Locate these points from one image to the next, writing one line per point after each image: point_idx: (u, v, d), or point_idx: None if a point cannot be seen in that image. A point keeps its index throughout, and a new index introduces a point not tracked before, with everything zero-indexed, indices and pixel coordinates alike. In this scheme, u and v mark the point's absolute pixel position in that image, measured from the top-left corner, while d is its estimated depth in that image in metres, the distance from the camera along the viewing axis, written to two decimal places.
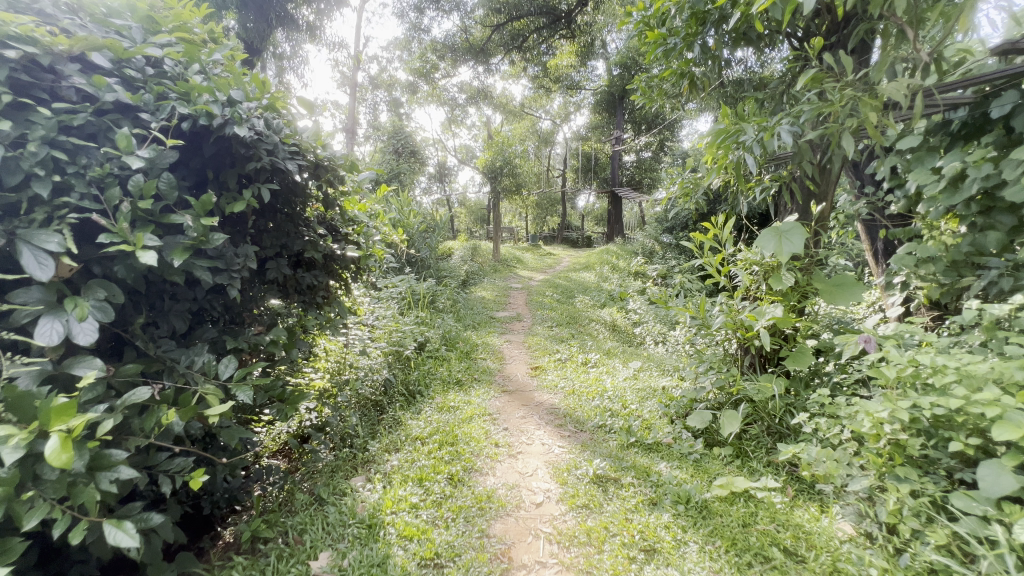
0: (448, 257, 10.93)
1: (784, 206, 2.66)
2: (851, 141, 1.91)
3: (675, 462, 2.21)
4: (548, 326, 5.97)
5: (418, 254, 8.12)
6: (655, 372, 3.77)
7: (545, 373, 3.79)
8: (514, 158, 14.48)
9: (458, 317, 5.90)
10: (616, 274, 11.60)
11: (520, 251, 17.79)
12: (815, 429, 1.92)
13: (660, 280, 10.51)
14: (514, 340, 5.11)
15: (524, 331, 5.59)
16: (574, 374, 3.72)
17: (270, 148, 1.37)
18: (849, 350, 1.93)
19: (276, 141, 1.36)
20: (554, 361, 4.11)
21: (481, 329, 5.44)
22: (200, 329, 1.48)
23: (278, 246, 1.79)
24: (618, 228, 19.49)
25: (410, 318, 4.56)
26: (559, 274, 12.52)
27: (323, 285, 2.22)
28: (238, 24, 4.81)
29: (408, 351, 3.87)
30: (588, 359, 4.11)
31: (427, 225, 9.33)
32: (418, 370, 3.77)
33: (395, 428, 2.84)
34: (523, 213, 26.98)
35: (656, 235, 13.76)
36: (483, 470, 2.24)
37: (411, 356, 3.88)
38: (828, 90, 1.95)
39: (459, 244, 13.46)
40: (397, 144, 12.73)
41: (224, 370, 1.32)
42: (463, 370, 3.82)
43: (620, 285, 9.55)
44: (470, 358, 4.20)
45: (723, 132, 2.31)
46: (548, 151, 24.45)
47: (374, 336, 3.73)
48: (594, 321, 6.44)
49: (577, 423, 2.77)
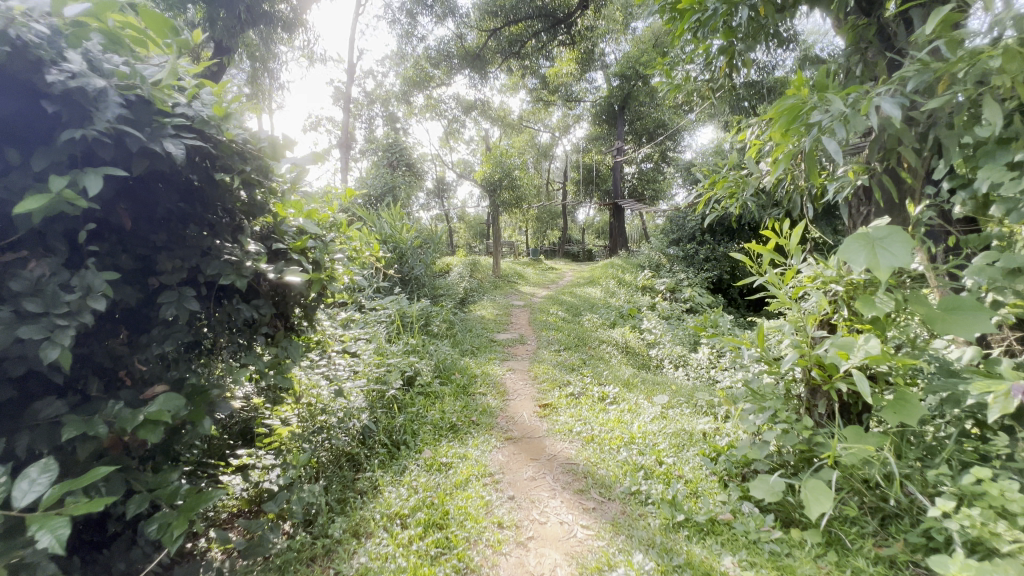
0: (445, 274, 10.40)
1: (859, 208, 2.11)
2: (995, 110, 1.35)
3: (746, 556, 1.63)
4: (555, 350, 5.37)
5: (412, 272, 7.58)
6: (687, 410, 3.19)
7: (557, 413, 3.20)
8: (513, 170, 14.06)
9: (455, 342, 5.31)
10: (623, 288, 11.06)
11: (521, 266, 17.30)
12: (963, 522, 1.33)
13: (669, 294, 9.97)
14: (517, 368, 4.53)
15: (528, 357, 5.00)
16: (592, 414, 3.13)
17: (104, 102, 0.97)
18: (997, 407, 1.33)
19: (106, 88, 0.96)
20: (565, 396, 3.51)
21: (480, 355, 4.86)
22: (38, 405, 0.98)
23: (181, 268, 1.28)
24: (622, 241, 19.00)
25: (398, 348, 3.99)
26: (562, 289, 11.96)
27: (266, 320, 1.66)
28: (205, 18, 4.34)
29: (394, 389, 3.30)
30: (607, 393, 3.53)
31: (423, 240, 8.81)
32: (405, 413, 3.19)
33: (370, 497, 2.24)
34: (524, 227, 26.60)
35: (662, 247, 13.26)
36: (481, 570, 1.67)
37: (396, 395, 3.29)
38: (953, 40, 1.41)
39: (458, 260, 12.95)
40: (392, 157, 12.28)
41: (17, 497, 0.74)
42: (459, 411, 3.23)
43: (629, 300, 9.01)
44: (467, 395, 3.60)
45: (793, 111, 1.71)
46: (547, 164, 24.12)
47: (351, 373, 3.15)
48: (605, 343, 5.85)
49: (602, 487, 2.19)
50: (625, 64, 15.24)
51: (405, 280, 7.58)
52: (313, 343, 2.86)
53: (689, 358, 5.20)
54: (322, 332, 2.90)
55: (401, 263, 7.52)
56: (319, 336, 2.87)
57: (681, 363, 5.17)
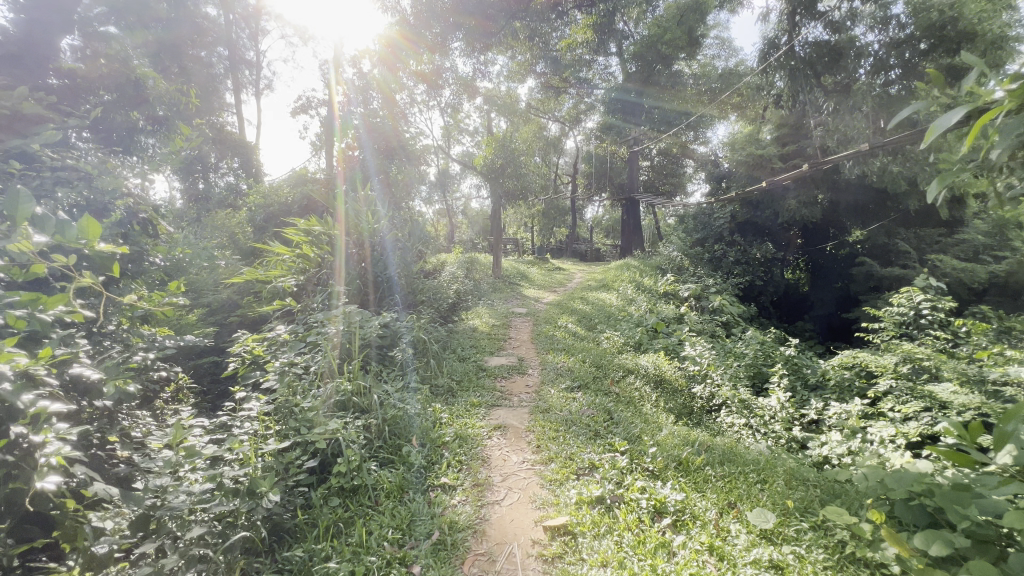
0: (437, 273, 8.98)
1: None
2: None
3: None
4: (566, 388, 3.89)
5: (396, 274, 6.22)
6: (819, 555, 1.73)
7: (578, 554, 1.74)
8: (518, 156, 12.57)
9: (430, 375, 3.88)
10: (641, 293, 9.70)
11: (526, 265, 16.04)
12: None
13: (693, 301, 8.67)
14: (513, 423, 3.07)
15: (530, 400, 3.54)
16: (645, 564, 1.66)
17: None
18: None
19: None
20: (589, 500, 2.05)
21: (465, 399, 3.41)
22: None
23: None
24: (635, 240, 17.60)
25: (318, 406, 2.53)
26: (570, 293, 10.61)
27: None
28: None
29: (269, 506, 1.83)
30: (664, 499, 2.03)
31: (411, 233, 7.40)
32: (285, 562, 1.73)
33: None
34: (532, 222, 25.29)
35: (683, 247, 11.86)
36: None
37: (277, 521, 1.84)
38: None
39: (454, 257, 11.58)
40: (408, 150, 10.28)
41: None
42: (397, 549, 1.78)
43: (650, 309, 7.62)
44: (422, 495, 2.14)
45: None
46: (557, 157, 22.73)
47: (180, 487, 1.68)
48: (633, 377, 4.39)
49: None
50: (644, 45, 14.12)
51: (400, 284, 6.29)
52: (41, 453, 1.35)
53: (755, 406, 3.72)
54: (62, 430, 1.39)
55: (398, 259, 6.36)
56: (50, 439, 1.34)
57: (742, 412, 3.70)
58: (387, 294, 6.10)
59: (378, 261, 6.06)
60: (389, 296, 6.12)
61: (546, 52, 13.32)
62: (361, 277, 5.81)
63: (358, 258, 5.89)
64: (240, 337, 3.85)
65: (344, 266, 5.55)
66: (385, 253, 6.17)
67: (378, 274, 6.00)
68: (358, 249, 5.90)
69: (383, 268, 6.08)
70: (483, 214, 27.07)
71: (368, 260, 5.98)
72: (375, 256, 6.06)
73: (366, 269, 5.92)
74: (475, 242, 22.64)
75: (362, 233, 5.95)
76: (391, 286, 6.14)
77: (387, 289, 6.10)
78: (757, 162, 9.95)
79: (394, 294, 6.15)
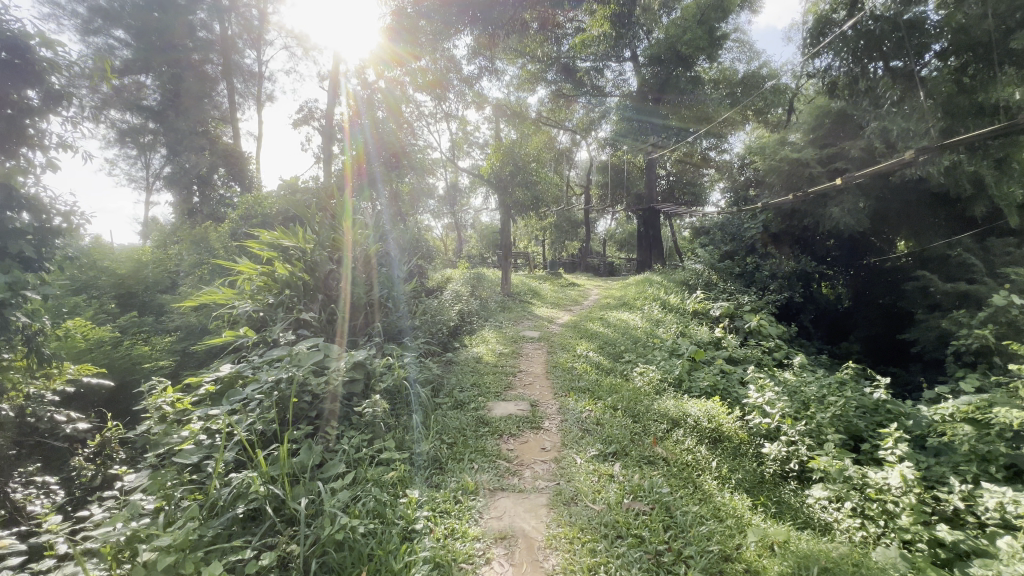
0: (439, 291, 8.02)
1: None
2: None
3: None
4: (597, 457, 2.86)
5: (398, 296, 5.38)
6: None
7: None
8: (528, 163, 11.68)
9: (409, 433, 2.92)
10: (667, 313, 8.64)
11: (537, 281, 15.06)
12: None
13: (727, 322, 7.60)
14: (531, 525, 2.08)
15: (549, 475, 2.57)
16: None
17: None
18: None
19: None
20: None
21: (457, 480, 2.43)
22: None
23: None
24: (654, 253, 16.56)
25: (195, 535, 1.58)
26: (588, 313, 9.61)
27: None
28: None
29: None
30: None
31: (413, 247, 6.54)
32: None
33: None
34: (543, 236, 24.30)
35: (709, 261, 10.79)
36: None
37: None
38: None
39: (460, 273, 10.67)
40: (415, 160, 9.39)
41: None
42: None
43: (682, 333, 6.57)
44: None
45: None
46: (569, 168, 21.83)
47: None
48: (681, 434, 3.35)
49: None
50: (663, 46, 13.17)
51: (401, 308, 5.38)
52: None
53: (862, 482, 2.66)
54: None
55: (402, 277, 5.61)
56: None
57: (845, 492, 2.63)
58: (382, 317, 5.10)
59: (386, 278, 5.28)
60: (390, 321, 5.16)
61: (558, 53, 12.46)
62: (365, 298, 4.87)
63: (365, 273, 5.08)
64: (161, 384, 2.86)
65: (348, 286, 4.69)
66: (392, 268, 5.46)
67: (388, 290, 5.25)
68: (365, 261, 5.10)
69: (389, 286, 5.27)
70: (493, 228, 26.25)
71: (367, 277, 5.08)
72: (382, 273, 5.29)
73: (371, 288, 5.04)
74: (483, 258, 21.72)
75: (369, 246, 5.13)
76: (388, 309, 5.17)
77: (382, 312, 5.11)
78: (795, 166, 8.86)
79: (399, 320, 5.23)
